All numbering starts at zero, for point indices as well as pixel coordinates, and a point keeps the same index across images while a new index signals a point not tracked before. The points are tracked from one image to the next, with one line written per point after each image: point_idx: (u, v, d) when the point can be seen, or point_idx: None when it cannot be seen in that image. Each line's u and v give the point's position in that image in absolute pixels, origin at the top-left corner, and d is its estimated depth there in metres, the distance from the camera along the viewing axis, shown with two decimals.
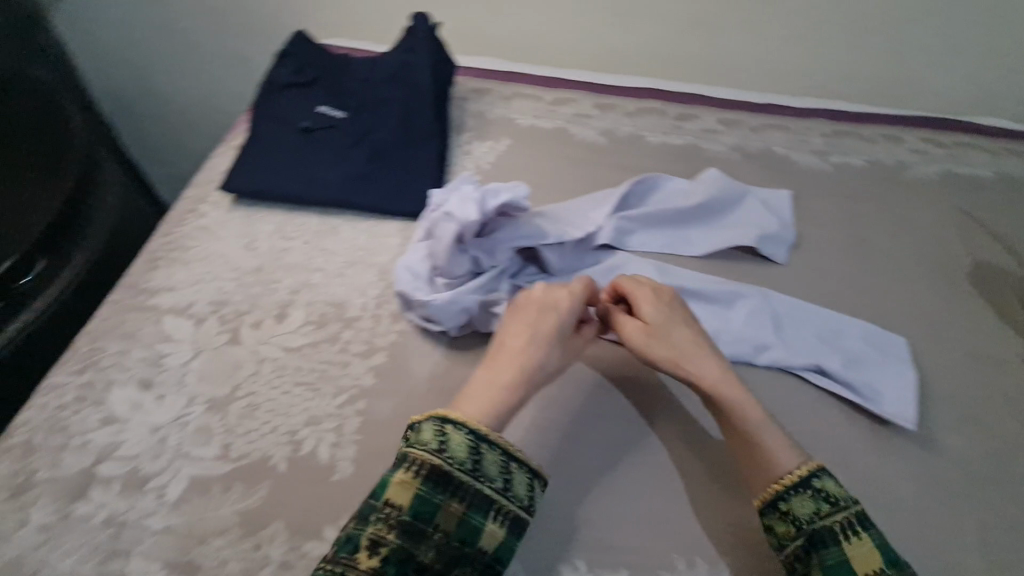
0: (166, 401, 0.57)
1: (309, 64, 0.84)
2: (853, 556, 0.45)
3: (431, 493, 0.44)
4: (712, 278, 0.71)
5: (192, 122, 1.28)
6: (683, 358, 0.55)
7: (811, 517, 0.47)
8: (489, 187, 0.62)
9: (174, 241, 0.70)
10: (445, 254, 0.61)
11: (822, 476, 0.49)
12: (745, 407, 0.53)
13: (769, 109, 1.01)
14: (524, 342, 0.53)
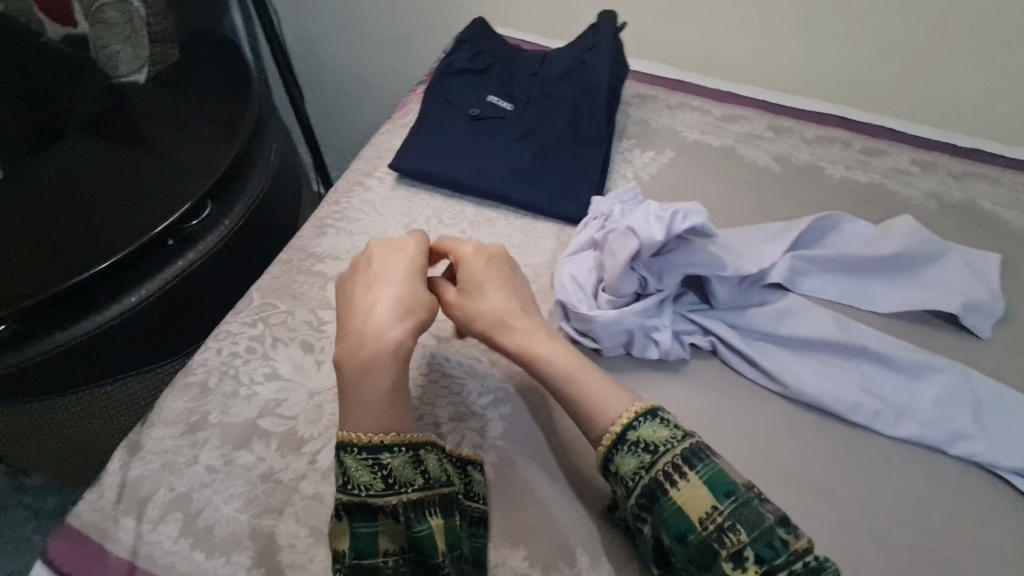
0: (324, 368, 0.58)
1: (485, 52, 0.84)
2: (684, 501, 0.45)
3: (360, 527, 0.45)
4: (901, 342, 0.62)
5: (347, 93, 1.35)
6: (497, 311, 0.56)
7: (635, 472, 0.47)
8: (677, 207, 0.57)
9: (341, 211, 0.73)
10: (618, 272, 0.58)
11: (635, 426, 0.49)
12: (559, 359, 0.54)
13: (974, 155, 0.88)
14: (376, 292, 0.55)
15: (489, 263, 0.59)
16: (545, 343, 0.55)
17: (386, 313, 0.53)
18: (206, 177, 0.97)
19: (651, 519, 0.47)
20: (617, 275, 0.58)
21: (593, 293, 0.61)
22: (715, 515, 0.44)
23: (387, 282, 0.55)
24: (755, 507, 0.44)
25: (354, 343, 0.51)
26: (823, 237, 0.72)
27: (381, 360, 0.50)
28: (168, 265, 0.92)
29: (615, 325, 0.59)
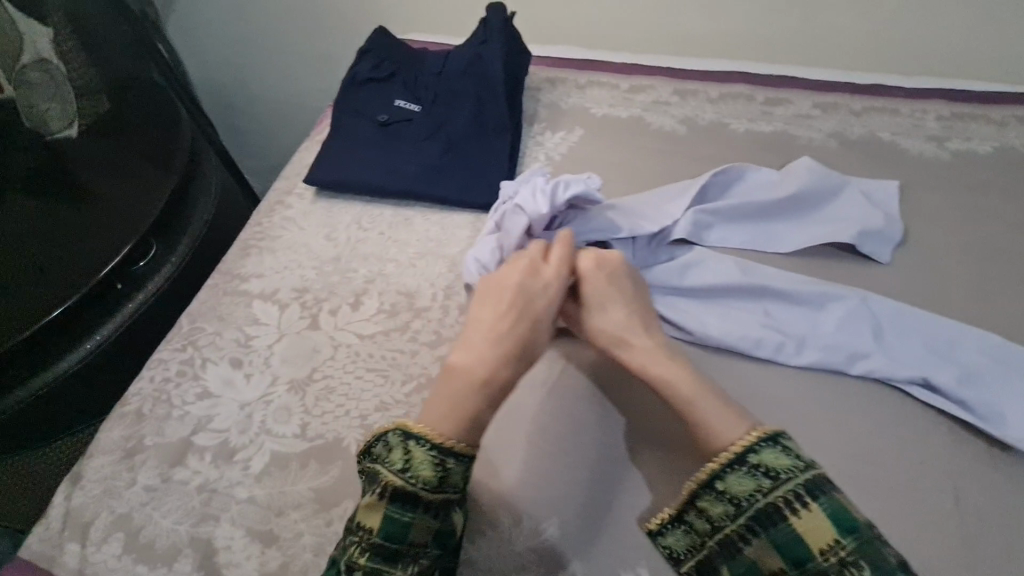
0: (253, 380, 0.61)
1: (388, 60, 0.87)
2: (803, 532, 0.43)
3: (399, 514, 0.45)
4: (804, 277, 0.65)
5: (285, 116, 1.41)
6: (620, 331, 0.56)
7: (753, 494, 0.45)
8: (560, 180, 0.64)
9: (264, 231, 0.75)
10: (515, 246, 0.63)
11: (756, 448, 0.46)
12: (677, 380, 0.52)
13: (874, 90, 0.91)
14: (495, 306, 0.56)
15: (604, 282, 0.57)
16: (664, 364, 0.54)
17: (495, 334, 0.54)
18: (147, 216, 1.00)
19: (757, 543, 0.45)
20: (515, 249, 0.63)
21: None
22: (837, 548, 0.42)
23: (510, 299, 0.55)
24: (879, 548, 0.42)
25: (478, 370, 0.52)
26: (727, 188, 0.75)
27: (481, 384, 0.51)
28: (119, 307, 0.95)
29: None
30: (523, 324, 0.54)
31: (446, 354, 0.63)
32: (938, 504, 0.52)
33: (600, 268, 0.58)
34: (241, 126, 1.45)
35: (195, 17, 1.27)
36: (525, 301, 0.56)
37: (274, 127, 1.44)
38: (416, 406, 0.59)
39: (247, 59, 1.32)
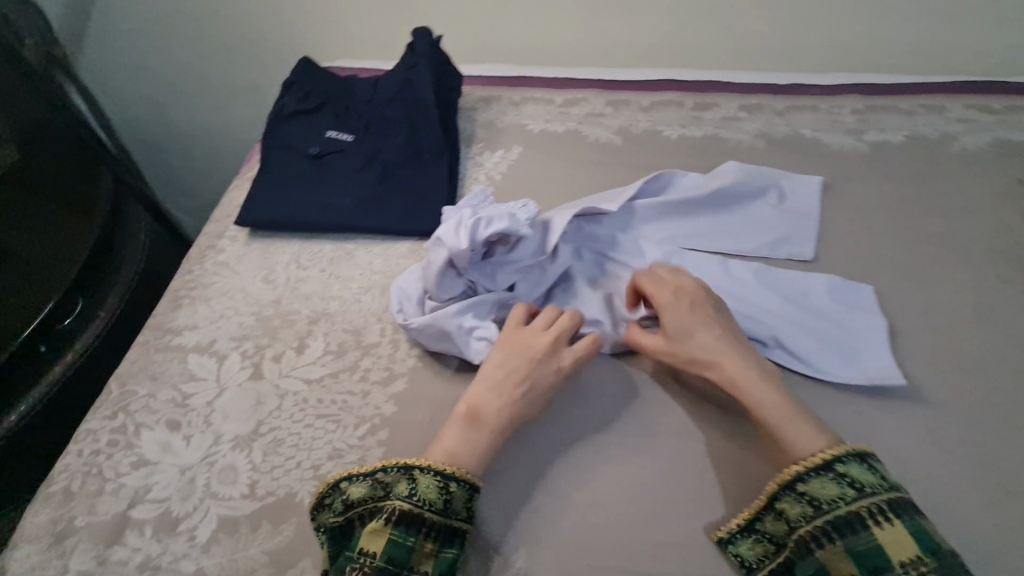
0: (193, 442, 0.58)
1: (315, 91, 0.85)
2: (883, 542, 0.44)
3: (404, 537, 0.47)
4: (716, 275, 0.69)
5: (218, 152, 1.36)
6: (713, 350, 0.56)
7: (835, 500, 0.46)
8: (483, 214, 0.59)
9: (195, 279, 0.72)
10: (434, 279, 0.60)
11: (845, 460, 0.47)
12: (768, 403, 0.52)
13: (794, 89, 0.95)
14: (510, 357, 0.56)
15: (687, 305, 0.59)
16: (754, 381, 0.53)
17: (496, 393, 0.54)
18: (68, 271, 0.94)
19: (832, 546, 0.45)
20: (436, 281, 0.60)
21: (421, 301, 0.64)
22: (916, 563, 0.43)
23: (511, 355, 0.56)
24: (959, 571, 0.42)
25: (465, 422, 0.53)
26: (665, 186, 0.77)
27: (465, 431, 0.53)
28: (45, 372, 0.88)
29: (434, 329, 0.60)
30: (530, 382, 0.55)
31: (398, 391, 0.61)
32: None
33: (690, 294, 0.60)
34: (169, 165, 1.39)
35: (114, 61, 1.21)
36: (524, 360, 0.56)
37: (205, 163, 1.38)
38: (371, 449, 0.57)
39: (171, 98, 1.27)
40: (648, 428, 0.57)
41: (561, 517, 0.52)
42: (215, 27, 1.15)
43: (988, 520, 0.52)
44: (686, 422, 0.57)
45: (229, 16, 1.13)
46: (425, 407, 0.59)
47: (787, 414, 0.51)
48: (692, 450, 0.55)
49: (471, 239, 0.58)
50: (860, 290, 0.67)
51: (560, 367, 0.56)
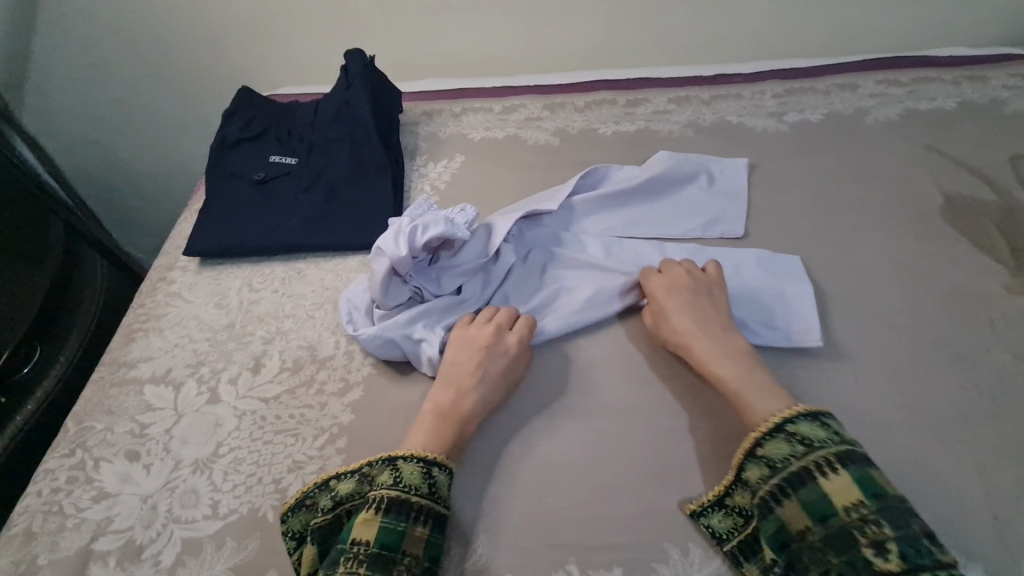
0: (154, 470, 0.58)
1: (256, 118, 0.86)
2: (830, 491, 0.46)
3: (394, 522, 0.48)
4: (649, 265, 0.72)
5: (171, 187, 1.36)
6: (688, 335, 0.60)
7: (787, 457, 0.49)
8: (420, 221, 0.62)
9: (148, 312, 0.72)
10: (378, 288, 0.62)
11: (794, 420, 0.51)
12: (728, 374, 0.57)
13: (719, 79, 1.00)
14: (461, 351, 0.61)
15: (674, 295, 0.64)
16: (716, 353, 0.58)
17: (452, 387, 0.58)
18: (21, 320, 0.93)
19: (790, 503, 0.48)
20: (380, 291, 0.62)
21: (369, 311, 0.66)
22: (861, 507, 0.45)
23: (460, 349, 0.61)
24: (907, 514, 0.44)
25: (429, 419, 0.56)
26: (600, 179, 0.81)
27: (431, 426, 0.56)
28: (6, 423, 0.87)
29: (382, 338, 0.62)
30: (484, 371, 0.59)
31: (354, 399, 0.62)
32: None
33: (674, 281, 0.65)
34: (122, 206, 1.38)
35: (57, 102, 1.19)
36: (472, 351, 0.60)
37: (160, 200, 1.38)
38: (331, 457, 0.58)
39: (118, 138, 1.27)
40: (596, 408, 0.60)
41: (516, 501, 0.54)
42: (158, 66, 1.17)
43: (910, 459, 0.56)
44: (629, 400, 0.60)
45: (170, 55, 1.15)
46: (381, 413, 0.61)
47: (750, 388, 0.55)
48: (636, 425, 0.58)
49: (410, 246, 0.61)
50: (788, 261, 0.71)
51: (505, 351, 0.60)
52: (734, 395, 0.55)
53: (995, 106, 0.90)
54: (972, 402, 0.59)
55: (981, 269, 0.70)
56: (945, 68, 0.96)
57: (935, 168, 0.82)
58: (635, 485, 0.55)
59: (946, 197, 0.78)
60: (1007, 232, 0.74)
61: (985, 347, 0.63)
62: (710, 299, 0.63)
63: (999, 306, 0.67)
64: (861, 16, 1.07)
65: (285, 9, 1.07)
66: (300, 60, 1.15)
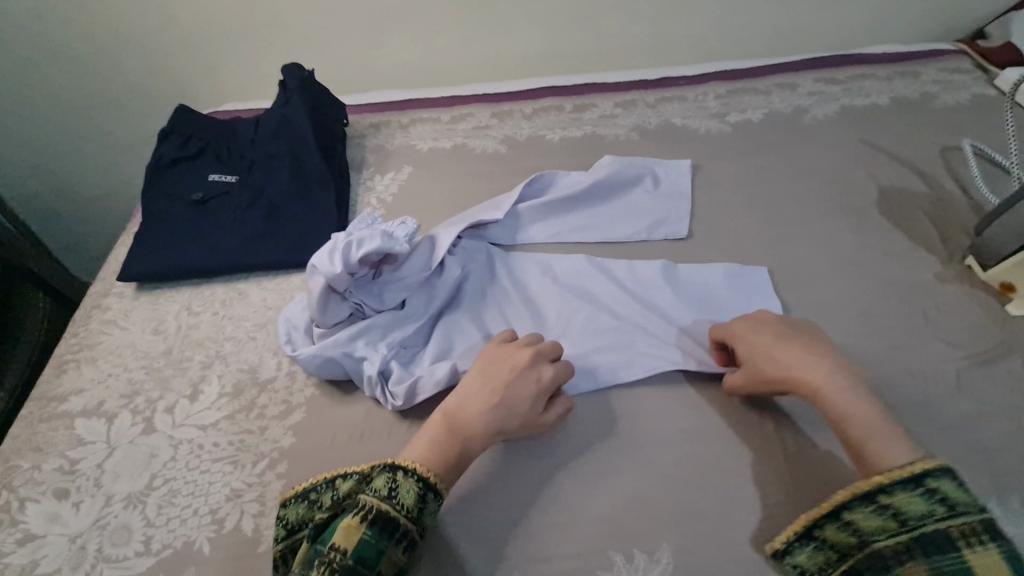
0: (83, 507, 0.56)
1: (194, 136, 0.84)
2: (976, 565, 0.41)
3: (377, 538, 0.47)
4: (595, 275, 0.72)
5: (118, 208, 1.32)
6: (790, 362, 0.55)
7: (925, 516, 0.44)
8: (355, 236, 0.60)
9: (80, 341, 0.70)
10: (316, 307, 0.61)
11: (937, 475, 0.46)
12: (852, 416, 0.51)
13: (663, 82, 1.02)
14: (492, 366, 0.57)
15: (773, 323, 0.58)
16: (838, 393, 0.52)
17: (476, 401, 0.55)
18: None
19: (914, 563, 0.43)
20: (318, 309, 0.61)
21: (309, 330, 0.64)
22: None
23: (496, 364, 0.57)
24: None
25: (441, 429, 0.54)
26: (546, 186, 0.81)
27: (442, 438, 0.53)
28: None
29: (320, 358, 0.61)
30: (506, 397, 0.55)
31: (296, 422, 0.61)
32: (759, 436, 0.57)
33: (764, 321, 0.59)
34: (67, 230, 1.33)
35: None
36: (507, 370, 0.56)
37: (107, 221, 1.34)
38: (271, 483, 0.56)
39: (59, 160, 1.23)
40: None
41: (460, 517, 0.54)
42: (96, 87, 1.14)
43: None
44: (571, 409, 0.61)
45: (108, 76, 1.12)
46: (324, 434, 0.60)
47: (872, 428, 0.50)
48: (579, 436, 0.59)
49: (345, 263, 0.59)
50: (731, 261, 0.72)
51: (540, 379, 0.56)
52: (859, 445, 0.49)
53: (926, 100, 0.93)
54: (908, 391, 0.60)
55: (915, 260, 0.72)
56: (880, 65, 0.99)
57: (871, 162, 0.84)
58: (577, 493, 0.55)
59: (881, 190, 0.80)
60: (937, 224, 0.76)
61: (920, 336, 0.65)
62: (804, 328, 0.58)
63: (932, 296, 0.68)
64: (799, 17, 1.10)
65: (226, 24, 1.06)
66: (245, 74, 1.14)
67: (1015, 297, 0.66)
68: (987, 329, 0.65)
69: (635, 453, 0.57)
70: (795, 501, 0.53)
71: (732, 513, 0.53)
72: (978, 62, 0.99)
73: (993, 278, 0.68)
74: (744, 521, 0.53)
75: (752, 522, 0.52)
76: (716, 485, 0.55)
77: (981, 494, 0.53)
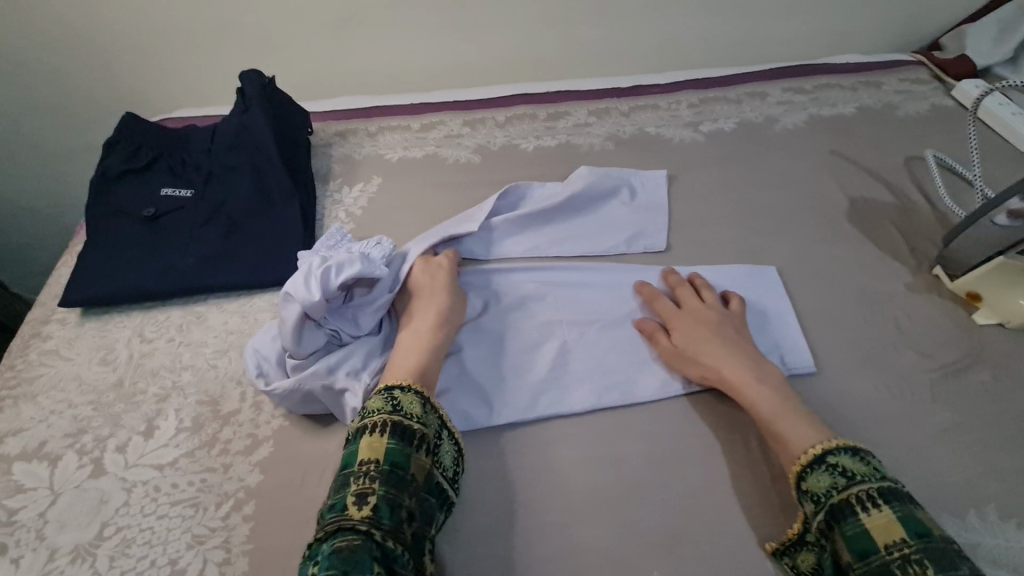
0: (24, 564, 0.50)
1: (143, 146, 0.78)
2: (873, 526, 0.44)
3: (400, 445, 0.47)
4: (605, 298, 0.69)
5: (56, 221, 1.22)
6: (713, 358, 0.59)
7: (828, 491, 0.48)
8: (334, 260, 0.57)
9: (17, 375, 0.63)
10: (291, 336, 0.56)
11: (835, 452, 0.49)
12: (763, 400, 0.56)
13: (635, 89, 1.01)
14: (409, 294, 0.62)
15: (693, 322, 0.63)
16: (754, 384, 0.57)
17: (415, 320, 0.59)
18: None
19: (836, 539, 0.46)
20: (294, 338, 0.56)
21: (282, 361, 0.59)
22: (903, 546, 0.43)
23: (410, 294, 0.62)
24: (953, 558, 0.42)
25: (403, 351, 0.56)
26: (516, 199, 0.79)
27: (402, 358, 0.55)
28: None
29: (297, 391, 0.57)
30: (434, 286, 0.62)
31: (263, 457, 0.57)
32: (749, 455, 0.57)
33: (697, 313, 0.64)
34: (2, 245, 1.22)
35: None
36: (419, 289, 0.62)
37: (47, 237, 1.25)
38: (237, 526, 0.52)
39: None
40: (523, 445, 0.58)
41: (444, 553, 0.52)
42: (32, 91, 1.05)
43: None
44: (555, 432, 0.59)
45: (47, 79, 1.04)
46: (297, 471, 0.56)
47: (783, 413, 0.54)
48: (565, 460, 0.57)
49: (324, 289, 0.56)
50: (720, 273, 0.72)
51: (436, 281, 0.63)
52: (772, 423, 0.54)
53: (889, 110, 0.95)
54: (887, 403, 0.61)
55: (886, 270, 0.73)
56: (844, 75, 1.01)
57: (841, 172, 0.86)
58: (569, 521, 0.54)
59: (851, 200, 0.82)
60: (905, 233, 0.78)
61: (895, 346, 0.66)
62: (739, 331, 0.62)
63: (904, 306, 0.70)
64: (765, 27, 1.11)
65: (176, 25, 0.99)
66: (199, 77, 1.07)
67: (982, 305, 0.68)
68: (957, 338, 0.67)
69: (627, 475, 0.56)
70: (781, 523, 0.53)
71: (720, 536, 0.52)
72: (935, 73, 1.02)
73: (961, 288, 0.69)
74: (733, 543, 0.52)
75: (740, 544, 0.52)
76: (706, 507, 0.54)
77: (960, 505, 0.54)
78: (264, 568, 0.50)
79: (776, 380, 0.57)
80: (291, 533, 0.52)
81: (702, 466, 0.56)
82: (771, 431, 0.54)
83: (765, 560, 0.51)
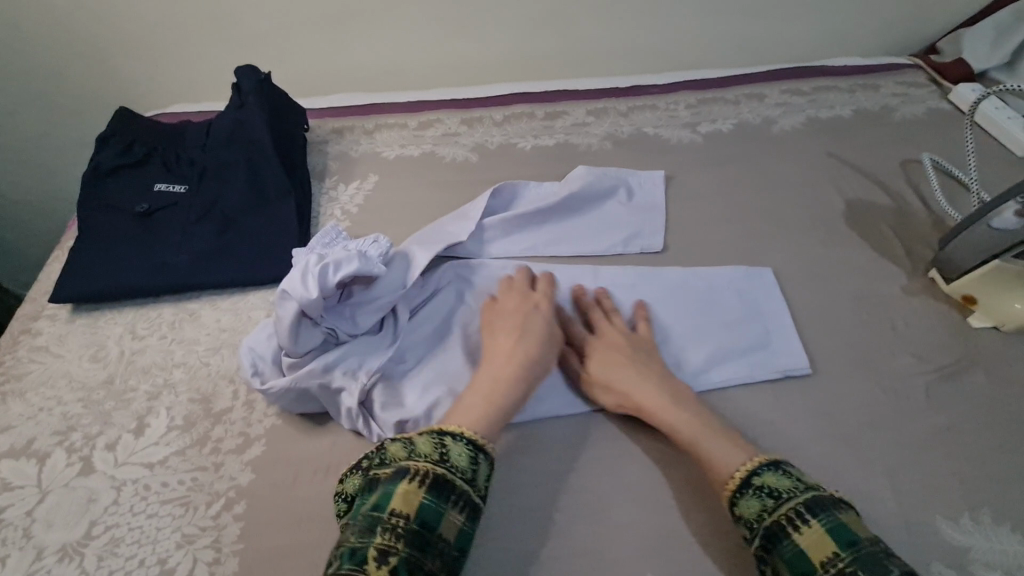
0: (10, 563, 0.50)
1: (137, 141, 0.77)
2: (807, 545, 0.45)
3: (436, 502, 0.46)
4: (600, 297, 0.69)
5: (48, 215, 1.21)
6: (626, 384, 0.58)
7: (759, 515, 0.47)
8: (330, 258, 0.56)
9: (5, 371, 0.63)
10: (287, 335, 0.56)
11: (758, 472, 0.50)
12: (683, 426, 0.55)
13: (634, 89, 1.00)
14: (496, 327, 0.62)
15: (611, 346, 0.61)
16: (678, 409, 0.56)
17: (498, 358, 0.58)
18: None
19: (775, 563, 0.46)
20: (291, 337, 0.56)
21: (278, 359, 0.59)
22: (837, 560, 0.43)
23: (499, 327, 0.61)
24: (885, 564, 0.43)
25: (481, 392, 0.56)
26: (513, 198, 0.79)
27: (477, 398, 0.55)
28: None
29: (292, 390, 0.56)
30: (527, 328, 0.60)
31: (255, 456, 0.56)
32: None
33: (615, 338, 0.62)
34: None
35: None
36: (511, 325, 0.61)
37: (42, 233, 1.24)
38: (228, 526, 0.52)
39: None
40: (518, 445, 0.58)
41: None
42: (25, 83, 1.04)
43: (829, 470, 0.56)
44: (549, 433, 0.59)
45: (40, 71, 1.03)
46: (290, 470, 0.55)
47: (707, 435, 0.54)
48: (560, 462, 0.57)
49: (321, 288, 0.55)
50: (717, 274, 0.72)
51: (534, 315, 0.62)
52: (694, 447, 0.53)
53: (886, 112, 0.96)
54: (882, 406, 0.61)
55: (881, 273, 0.73)
56: (842, 77, 1.01)
57: (838, 174, 0.86)
58: (563, 523, 0.53)
59: (847, 202, 0.82)
60: (901, 236, 0.78)
61: (890, 349, 0.66)
62: (654, 356, 0.61)
63: (900, 309, 0.70)
64: (763, 28, 1.11)
65: (172, 20, 0.98)
66: (194, 72, 1.06)
67: (976, 309, 0.68)
68: (951, 341, 0.67)
69: (622, 476, 0.56)
70: None
71: (714, 537, 0.52)
72: (932, 76, 1.02)
73: (956, 291, 0.69)
74: (727, 545, 0.52)
75: (734, 546, 0.52)
76: (700, 509, 0.54)
77: (953, 509, 0.54)
78: (254, 568, 0.50)
79: (697, 406, 0.56)
80: (282, 533, 0.52)
81: (697, 467, 0.56)
82: (696, 455, 0.53)
83: (758, 563, 0.51)
